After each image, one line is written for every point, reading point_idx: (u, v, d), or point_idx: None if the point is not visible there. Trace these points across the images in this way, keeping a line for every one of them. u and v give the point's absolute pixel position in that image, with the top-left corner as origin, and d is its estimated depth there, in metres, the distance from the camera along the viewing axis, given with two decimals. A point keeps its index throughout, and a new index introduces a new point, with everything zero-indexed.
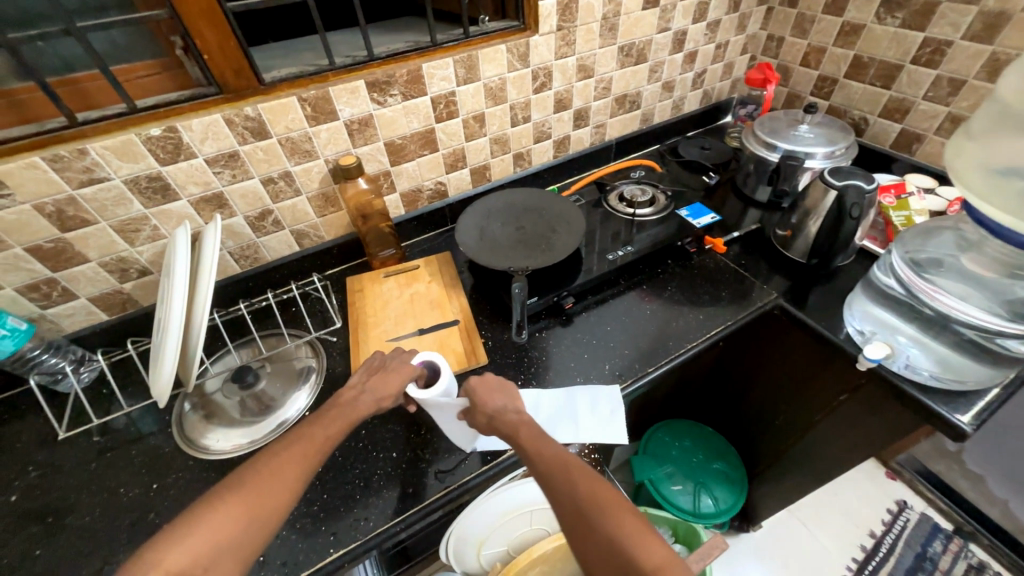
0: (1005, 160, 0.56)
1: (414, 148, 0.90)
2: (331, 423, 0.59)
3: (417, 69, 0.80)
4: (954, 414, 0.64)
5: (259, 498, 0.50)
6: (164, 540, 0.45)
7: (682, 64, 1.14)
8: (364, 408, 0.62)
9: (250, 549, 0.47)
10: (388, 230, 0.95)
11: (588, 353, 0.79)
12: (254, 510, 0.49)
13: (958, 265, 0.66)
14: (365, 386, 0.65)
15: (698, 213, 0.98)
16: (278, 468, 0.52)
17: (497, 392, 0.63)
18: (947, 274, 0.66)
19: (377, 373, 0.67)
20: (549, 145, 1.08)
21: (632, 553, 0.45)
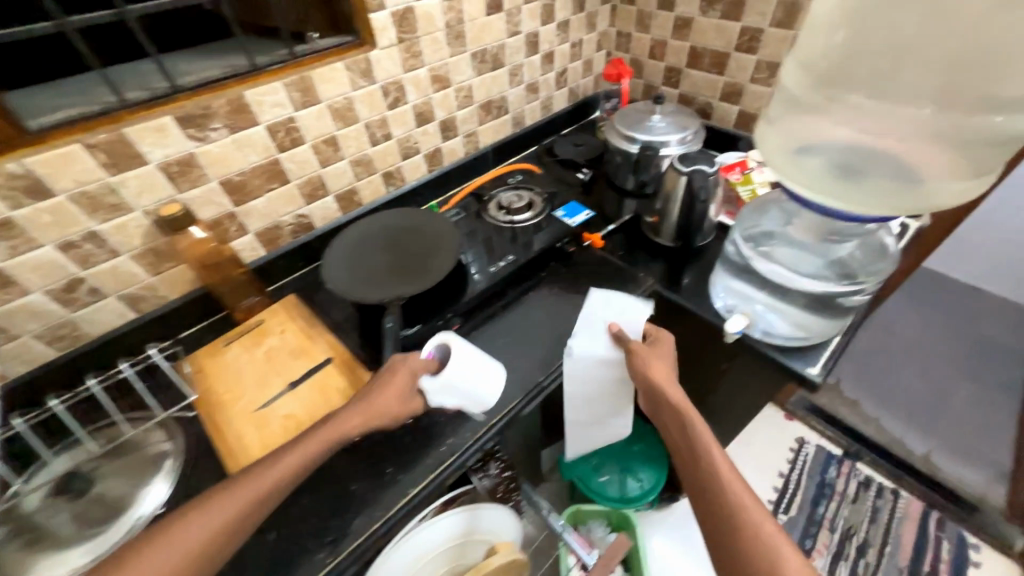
0: (801, 139, 0.62)
1: (259, 182, 0.81)
2: (297, 447, 0.58)
3: (240, 98, 0.71)
4: (807, 366, 0.70)
5: (212, 530, 0.51)
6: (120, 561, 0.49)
7: (542, 66, 1.16)
8: (349, 423, 0.60)
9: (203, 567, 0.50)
10: (247, 277, 0.84)
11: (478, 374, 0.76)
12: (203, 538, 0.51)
13: (786, 233, 0.73)
14: (366, 390, 0.64)
15: (574, 212, 1.00)
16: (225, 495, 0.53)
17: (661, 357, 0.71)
18: (780, 243, 0.73)
19: (381, 375, 0.65)
20: (420, 160, 1.04)
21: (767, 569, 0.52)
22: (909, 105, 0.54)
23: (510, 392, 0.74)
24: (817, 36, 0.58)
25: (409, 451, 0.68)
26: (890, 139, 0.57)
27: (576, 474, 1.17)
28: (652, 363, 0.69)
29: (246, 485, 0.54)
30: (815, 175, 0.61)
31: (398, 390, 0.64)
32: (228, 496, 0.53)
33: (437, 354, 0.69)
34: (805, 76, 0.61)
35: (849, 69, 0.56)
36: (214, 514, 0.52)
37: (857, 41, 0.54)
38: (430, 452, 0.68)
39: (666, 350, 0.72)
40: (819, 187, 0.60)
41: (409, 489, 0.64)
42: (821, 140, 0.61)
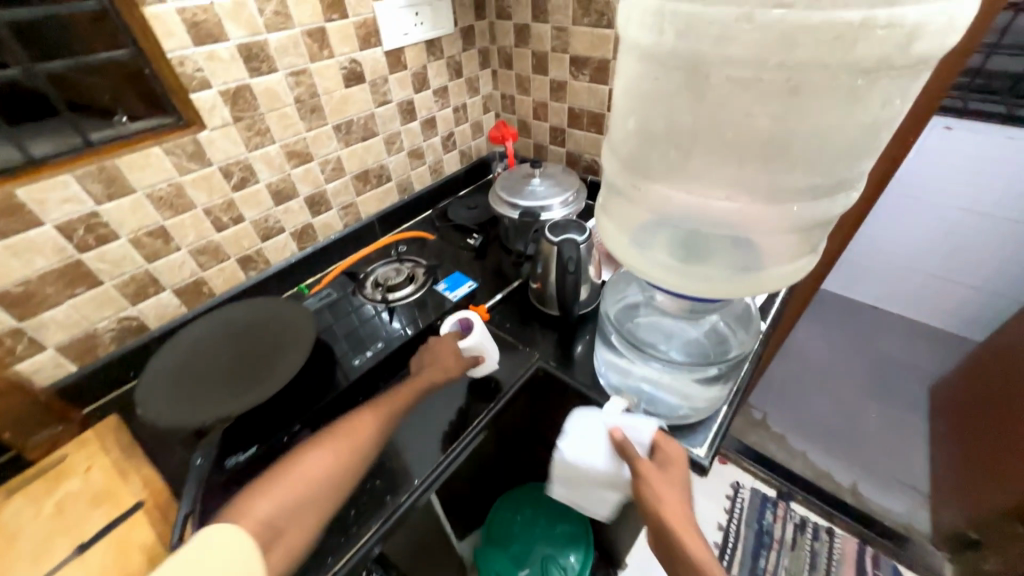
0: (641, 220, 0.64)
1: (55, 289, 0.67)
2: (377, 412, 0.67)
3: (9, 198, 0.59)
4: (693, 447, 0.65)
5: (327, 465, 0.59)
6: (249, 497, 0.55)
7: (423, 131, 1.12)
8: (424, 382, 0.72)
9: (316, 505, 0.57)
10: (41, 404, 0.68)
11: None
12: (320, 474, 0.58)
13: (652, 303, 0.74)
14: (425, 367, 0.75)
15: (456, 283, 0.95)
16: (330, 442, 0.62)
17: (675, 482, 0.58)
18: (646, 315, 0.73)
19: (430, 356, 0.76)
20: (286, 239, 0.94)
21: None
22: (706, 195, 0.57)
23: (363, 519, 0.62)
24: (618, 124, 0.62)
25: None
26: (707, 228, 0.59)
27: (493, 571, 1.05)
28: (667, 501, 0.56)
29: (365, 417, 0.66)
30: (650, 258, 0.61)
31: (444, 351, 0.75)
32: (351, 425, 0.64)
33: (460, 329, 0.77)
34: (617, 161, 0.64)
35: (648, 156, 0.59)
36: (348, 437, 0.63)
37: (648, 128, 0.58)
38: None
39: (681, 474, 0.59)
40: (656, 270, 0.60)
41: None
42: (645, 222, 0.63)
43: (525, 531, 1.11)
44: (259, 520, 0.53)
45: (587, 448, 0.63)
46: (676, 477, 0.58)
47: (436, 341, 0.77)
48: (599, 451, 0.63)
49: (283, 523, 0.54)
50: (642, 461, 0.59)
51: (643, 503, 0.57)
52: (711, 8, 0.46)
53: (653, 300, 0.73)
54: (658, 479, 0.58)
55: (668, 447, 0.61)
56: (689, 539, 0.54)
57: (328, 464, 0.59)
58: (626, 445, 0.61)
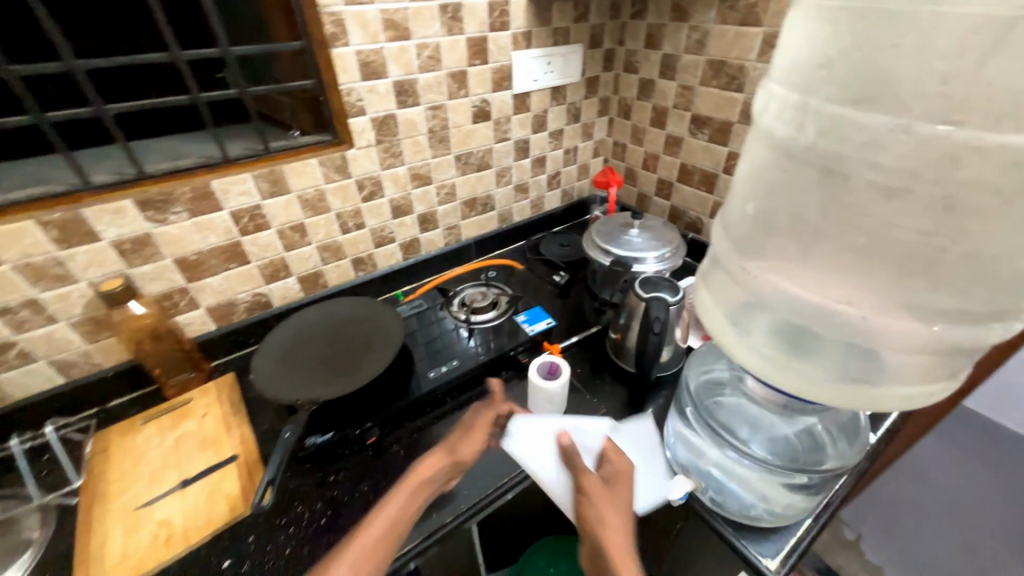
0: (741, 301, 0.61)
1: (216, 262, 0.82)
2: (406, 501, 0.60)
3: (205, 186, 0.75)
4: (761, 559, 0.57)
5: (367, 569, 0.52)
6: None
7: (532, 168, 1.18)
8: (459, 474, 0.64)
9: None
10: (184, 353, 0.83)
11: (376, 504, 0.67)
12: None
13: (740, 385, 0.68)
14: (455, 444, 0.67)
15: (535, 318, 0.96)
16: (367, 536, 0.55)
17: (615, 501, 0.57)
18: (731, 395, 0.68)
19: (466, 431, 0.68)
20: (394, 249, 1.04)
21: None
22: (822, 294, 0.53)
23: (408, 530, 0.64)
24: (737, 206, 0.62)
25: None
26: (817, 326, 0.54)
27: None
28: (608, 523, 0.55)
29: (379, 519, 0.57)
30: (745, 345, 0.58)
31: (469, 429, 0.68)
32: (366, 532, 0.55)
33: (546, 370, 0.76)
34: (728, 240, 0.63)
35: (762, 242, 0.58)
36: (367, 546, 0.54)
37: (769, 215, 0.57)
38: None
39: (626, 495, 0.59)
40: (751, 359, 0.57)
41: None
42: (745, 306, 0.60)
43: None
44: None
45: (533, 451, 0.65)
46: (619, 497, 0.58)
47: (481, 414, 0.70)
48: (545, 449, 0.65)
49: None
50: (588, 478, 0.59)
51: (586, 518, 0.56)
52: (866, 113, 0.48)
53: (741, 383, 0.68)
54: (603, 497, 0.57)
55: (616, 463, 0.61)
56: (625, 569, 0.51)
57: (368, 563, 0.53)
58: (571, 451, 0.62)
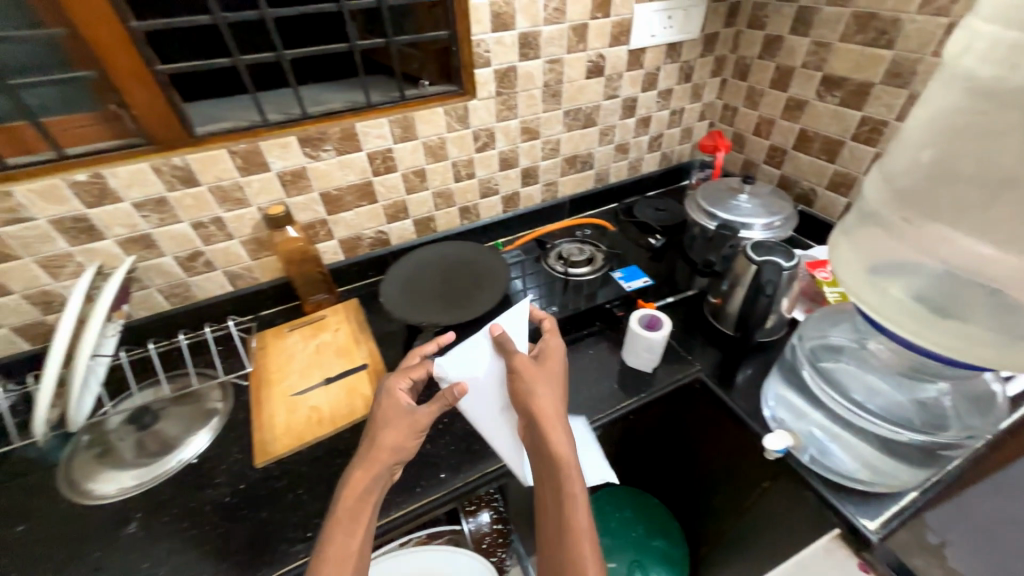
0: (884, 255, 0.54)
1: (352, 199, 0.92)
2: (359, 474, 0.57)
3: (351, 127, 0.84)
4: (860, 518, 0.59)
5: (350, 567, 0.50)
6: None
7: (635, 129, 1.17)
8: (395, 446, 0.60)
9: None
10: (322, 275, 0.96)
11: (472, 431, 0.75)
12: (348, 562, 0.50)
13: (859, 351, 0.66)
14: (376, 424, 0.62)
15: (632, 276, 0.99)
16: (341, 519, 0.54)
17: (539, 382, 0.62)
18: (847, 361, 0.66)
19: (384, 414, 0.62)
20: (497, 200, 1.10)
21: None
22: (1002, 244, 0.44)
23: (491, 454, 0.72)
24: (906, 152, 0.53)
25: (400, 482, 0.69)
26: (986, 278, 0.46)
27: None
28: (539, 395, 0.61)
29: (339, 541, 0.51)
30: (890, 303, 0.52)
31: (411, 423, 0.61)
32: (327, 558, 0.50)
33: (647, 321, 0.81)
34: (886, 190, 0.54)
35: (935, 192, 0.49)
36: (336, 563, 0.50)
37: (946, 165, 0.48)
38: (420, 484, 0.68)
39: (557, 369, 0.66)
40: (896, 316, 0.51)
41: (389, 512, 0.65)
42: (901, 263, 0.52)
43: (621, 529, 1.15)
44: None
45: (464, 354, 0.70)
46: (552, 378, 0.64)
47: (420, 414, 0.62)
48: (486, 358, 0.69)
49: None
50: (520, 360, 0.64)
51: (520, 397, 0.62)
52: None
53: (862, 349, 0.65)
54: (533, 373, 0.63)
55: (547, 345, 0.69)
56: (550, 430, 0.57)
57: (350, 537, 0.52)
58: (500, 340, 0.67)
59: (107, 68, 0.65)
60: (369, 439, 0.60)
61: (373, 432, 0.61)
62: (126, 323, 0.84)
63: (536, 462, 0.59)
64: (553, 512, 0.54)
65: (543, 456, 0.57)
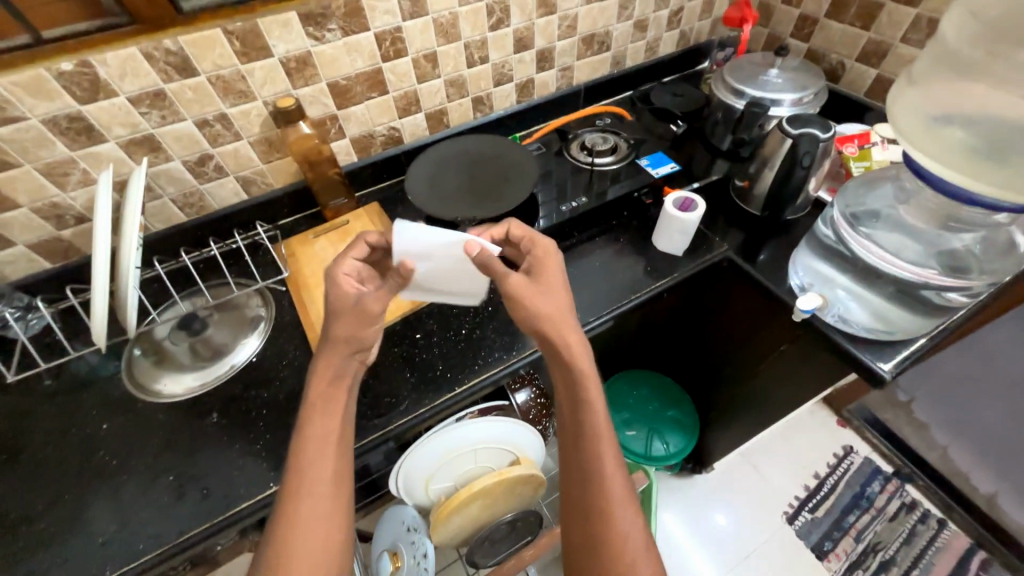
0: (945, 105, 0.54)
1: (361, 89, 0.85)
2: (325, 359, 0.59)
3: (356, 0, 0.74)
4: (877, 362, 0.67)
5: (337, 442, 0.56)
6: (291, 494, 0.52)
7: (656, 1, 1.07)
8: (346, 332, 0.59)
9: (345, 477, 0.55)
10: (340, 178, 0.92)
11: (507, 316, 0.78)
12: (332, 440, 0.56)
13: (895, 215, 0.69)
14: (330, 313, 0.61)
15: (659, 162, 0.97)
16: (324, 405, 0.57)
17: (533, 296, 0.59)
18: (883, 226, 0.70)
19: (336, 302, 0.60)
20: (510, 89, 1.03)
21: (601, 510, 0.53)
22: None
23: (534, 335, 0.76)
24: None
25: (456, 363, 0.74)
26: None
27: None
28: (547, 306, 0.59)
29: (316, 424, 0.56)
30: (952, 148, 0.53)
31: (359, 312, 0.59)
32: (308, 438, 0.55)
33: (679, 203, 0.83)
34: (972, 24, 0.52)
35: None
36: (316, 443, 0.55)
37: None
38: (477, 362, 0.74)
39: (554, 277, 0.63)
40: (955, 161, 0.52)
41: (453, 388, 0.71)
42: (971, 105, 0.52)
43: (639, 404, 1.29)
44: (313, 508, 0.52)
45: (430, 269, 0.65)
46: (554, 293, 0.61)
47: (369, 301, 0.60)
48: (457, 268, 0.66)
49: (332, 500, 0.53)
50: (513, 278, 0.60)
51: (524, 311, 0.60)
52: None
53: (898, 212, 0.69)
54: (532, 290, 0.60)
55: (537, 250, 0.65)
56: (564, 339, 0.58)
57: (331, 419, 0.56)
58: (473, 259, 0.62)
59: None
60: (327, 332, 0.60)
61: (328, 323, 0.61)
62: (146, 236, 0.81)
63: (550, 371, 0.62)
64: (572, 418, 0.58)
65: (559, 368, 0.59)
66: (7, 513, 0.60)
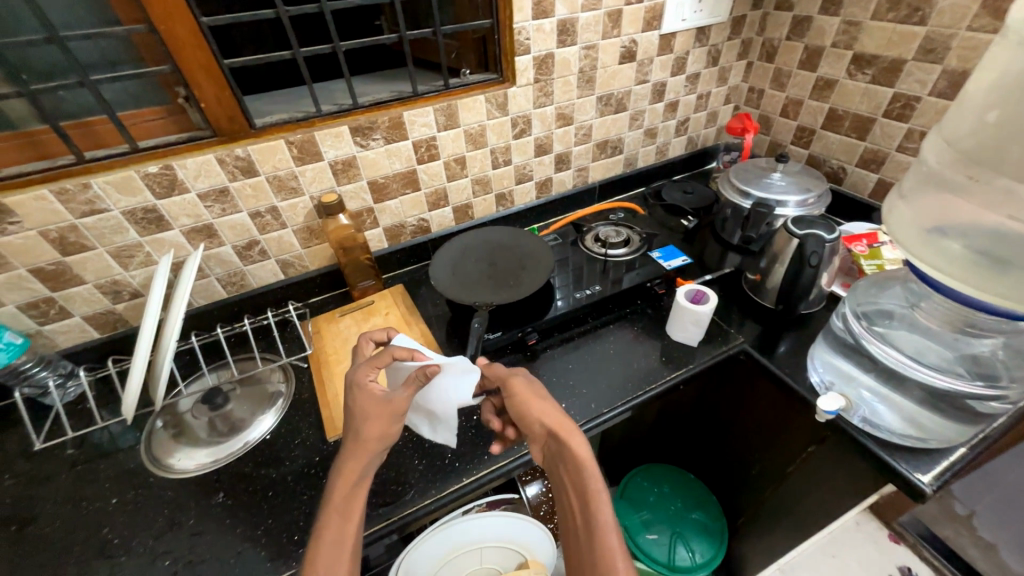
0: (939, 219, 0.58)
1: (397, 186, 0.95)
2: (351, 457, 0.59)
3: (398, 116, 0.86)
4: (914, 473, 0.62)
5: (349, 553, 0.53)
6: None
7: (664, 114, 1.19)
8: (370, 434, 0.60)
9: None
10: (370, 263, 0.99)
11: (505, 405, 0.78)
12: (348, 546, 0.53)
13: (910, 316, 0.70)
14: (353, 412, 0.61)
15: (670, 255, 1.02)
16: (343, 506, 0.56)
17: (529, 398, 0.64)
18: (898, 326, 0.70)
19: (366, 406, 0.61)
20: (531, 186, 1.12)
21: None
22: None
23: None
24: (970, 116, 0.54)
25: (466, 451, 0.72)
26: None
27: (622, 522, 1.18)
28: (542, 408, 0.63)
29: (332, 529, 0.54)
30: (952, 258, 0.55)
31: (388, 411, 0.61)
32: (324, 545, 0.53)
33: (694, 295, 0.85)
34: (948, 152, 0.56)
35: (1001, 149, 0.50)
36: (332, 549, 0.53)
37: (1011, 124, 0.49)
38: (487, 451, 0.72)
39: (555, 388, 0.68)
40: (957, 271, 0.54)
41: (460, 479, 0.69)
42: (963, 221, 0.55)
43: (661, 502, 1.20)
44: None
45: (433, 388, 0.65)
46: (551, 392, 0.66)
47: (398, 401, 0.61)
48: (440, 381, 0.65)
49: None
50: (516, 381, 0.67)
51: (527, 412, 0.64)
52: None
53: (913, 314, 0.69)
54: (527, 394, 0.65)
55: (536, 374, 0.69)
56: (567, 435, 0.59)
57: (348, 526, 0.55)
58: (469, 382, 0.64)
59: (179, 63, 0.68)
60: (353, 433, 0.61)
61: (355, 424, 0.61)
62: (189, 311, 0.88)
63: (556, 468, 0.61)
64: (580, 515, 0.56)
65: (563, 460, 0.59)
66: None
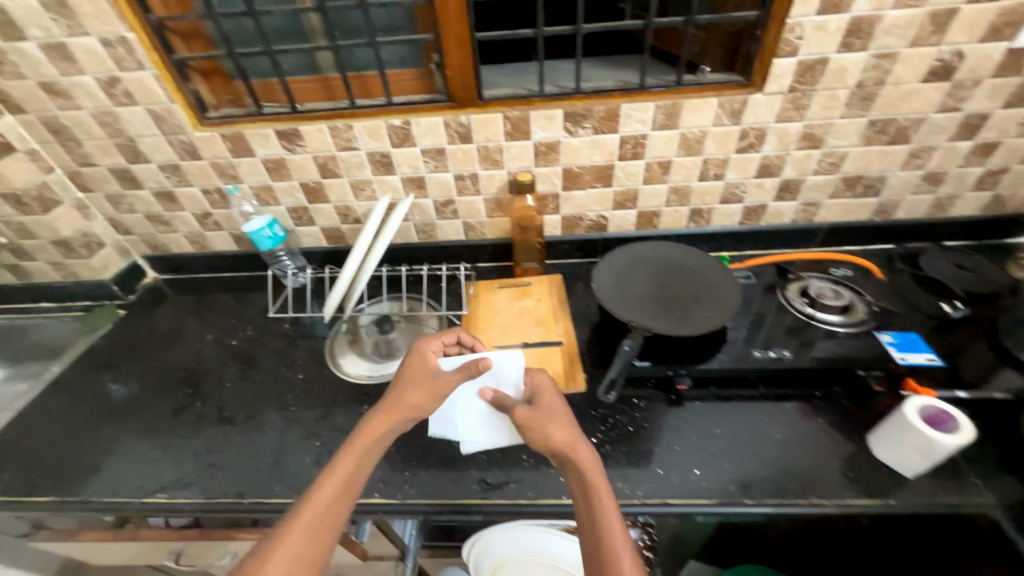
0: None
1: (589, 178, 0.92)
2: (384, 413, 0.65)
3: (616, 107, 0.82)
4: None
5: (344, 495, 0.57)
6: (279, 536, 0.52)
7: (967, 157, 0.87)
8: (411, 401, 0.66)
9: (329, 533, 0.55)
10: (540, 246, 1.01)
11: (632, 441, 0.72)
12: (343, 490, 0.58)
13: None
14: (401, 379, 0.68)
15: (908, 346, 0.77)
16: (362, 453, 0.61)
17: (539, 421, 0.62)
18: None
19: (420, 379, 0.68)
20: (737, 209, 0.96)
21: None
22: None
23: (672, 485, 0.66)
24: None
25: None
26: None
27: None
28: (550, 427, 0.61)
29: (345, 466, 0.59)
30: None
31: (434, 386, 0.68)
32: (332, 476, 0.58)
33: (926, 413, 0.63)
34: None
35: None
36: (339, 483, 0.58)
37: None
38: None
39: (552, 401, 0.66)
40: None
41: (560, 495, 0.66)
42: None
43: None
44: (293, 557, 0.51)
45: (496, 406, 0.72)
46: (551, 400, 0.66)
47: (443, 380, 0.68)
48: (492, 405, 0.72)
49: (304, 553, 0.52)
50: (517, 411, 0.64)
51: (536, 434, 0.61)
52: None
53: None
54: (532, 417, 0.63)
55: (538, 386, 0.68)
56: (574, 441, 0.60)
57: (353, 473, 0.59)
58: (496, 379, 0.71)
59: (441, 32, 0.75)
60: (395, 394, 0.67)
61: (401, 388, 0.67)
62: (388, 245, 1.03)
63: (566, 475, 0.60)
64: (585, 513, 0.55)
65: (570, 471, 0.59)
66: (225, 410, 0.82)
